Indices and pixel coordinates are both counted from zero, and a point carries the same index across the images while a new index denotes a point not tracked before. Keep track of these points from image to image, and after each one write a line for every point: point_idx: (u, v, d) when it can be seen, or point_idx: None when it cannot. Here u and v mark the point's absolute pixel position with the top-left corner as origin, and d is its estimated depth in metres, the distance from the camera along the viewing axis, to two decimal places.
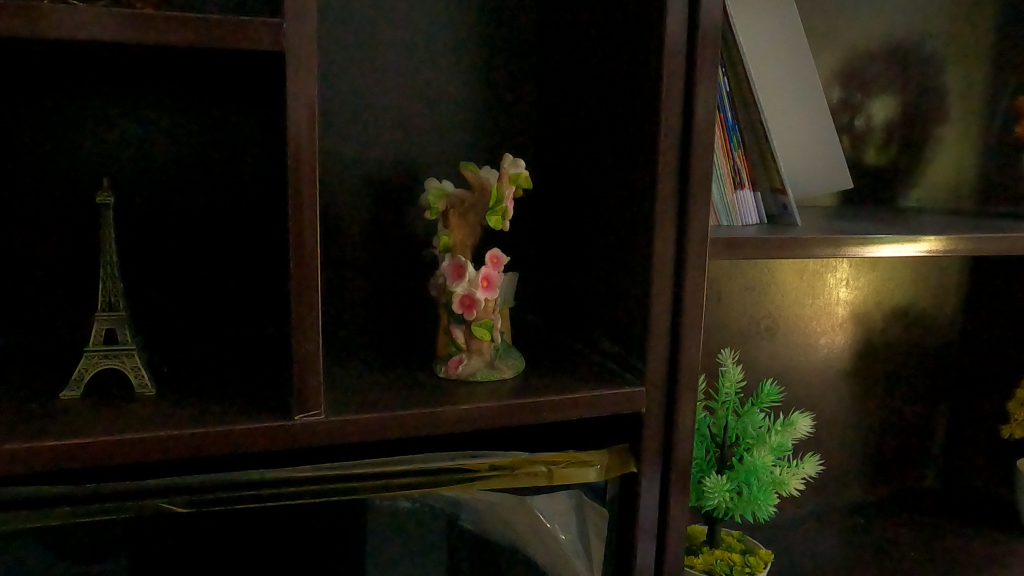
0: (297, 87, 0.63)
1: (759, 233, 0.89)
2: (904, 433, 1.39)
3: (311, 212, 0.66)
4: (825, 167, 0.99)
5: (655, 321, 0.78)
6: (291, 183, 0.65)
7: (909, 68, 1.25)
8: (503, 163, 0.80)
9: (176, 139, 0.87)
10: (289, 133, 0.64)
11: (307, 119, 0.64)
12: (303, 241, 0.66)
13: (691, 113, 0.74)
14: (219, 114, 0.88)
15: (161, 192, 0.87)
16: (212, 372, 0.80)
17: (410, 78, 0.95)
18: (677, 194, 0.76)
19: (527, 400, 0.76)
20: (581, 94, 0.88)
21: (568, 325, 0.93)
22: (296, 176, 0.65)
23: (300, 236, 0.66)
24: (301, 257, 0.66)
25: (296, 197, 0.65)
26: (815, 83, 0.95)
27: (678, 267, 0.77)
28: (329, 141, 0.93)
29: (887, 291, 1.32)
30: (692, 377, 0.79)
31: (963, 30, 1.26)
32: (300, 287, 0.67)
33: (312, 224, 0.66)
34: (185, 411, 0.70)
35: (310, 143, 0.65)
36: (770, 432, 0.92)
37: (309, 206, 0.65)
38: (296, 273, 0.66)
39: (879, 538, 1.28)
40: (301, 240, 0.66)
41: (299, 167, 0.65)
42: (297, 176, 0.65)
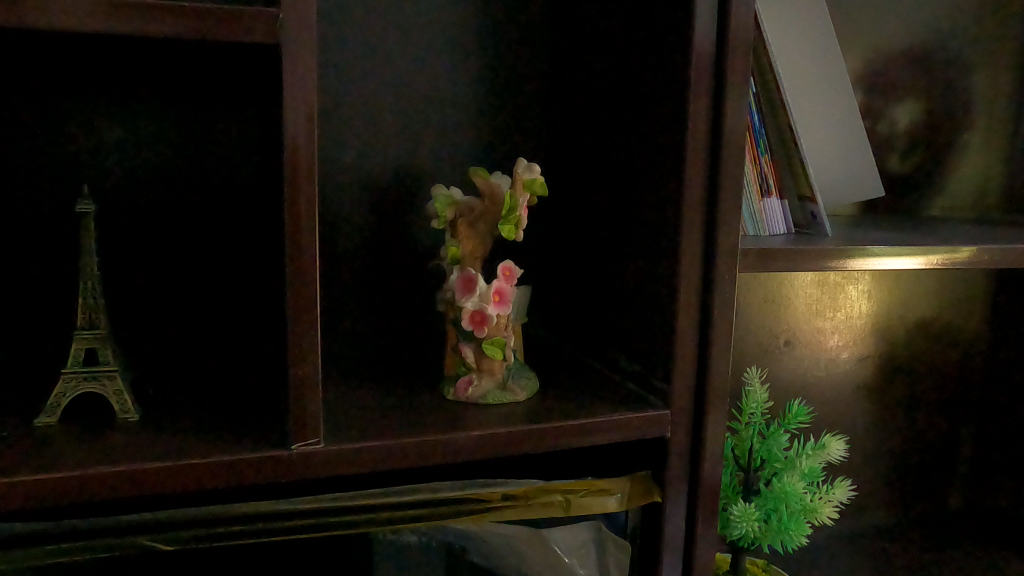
0: (294, 86, 0.58)
1: (786, 243, 0.83)
2: (928, 453, 1.34)
3: (309, 221, 0.60)
4: (856, 173, 0.94)
5: (681, 339, 0.72)
6: (288, 190, 0.59)
7: (933, 73, 1.20)
8: (516, 168, 0.74)
9: (163, 144, 0.81)
10: (286, 136, 0.58)
11: (306, 121, 0.58)
12: (301, 254, 0.60)
13: (720, 114, 0.68)
14: (211, 117, 0.83)
15: (149, 200, 0.82)
16: (203, 395, 0.74)
17: (413, 79, 0.90)
18: (705, 202, 0.70)
19: (544, 426, 0.70)
20: (597, 97, 0.83)
21: (584, 342, 0.87)
22: (293, 183, 0.59)
23: (298, 248, 0.60)
24: (299, 270, 0.60)
25: (294, 206, 0.59)
26: (845, 86, 0.90)
27: (706, 281, 0.71)
28: (329, 148, 0.88)
29: (911, 304, 1.26)
30: (721, 399, 0.73)
31: (989, 33, 1.21)
32: (298, 304, 0.61)
33: (311, 236, 0.60)
34: (172, 440, 0.64)
35: (308, 145, 0.59)
36: (800, 455, 0.86)
37: (308, 214, 0.60)
38: (293, 288, 0.60)
39: (906, 563, 1.22)
40: (298, 253, 0.60)
41: (296, 172, 0.59)
42: (295, 183, 0.59)
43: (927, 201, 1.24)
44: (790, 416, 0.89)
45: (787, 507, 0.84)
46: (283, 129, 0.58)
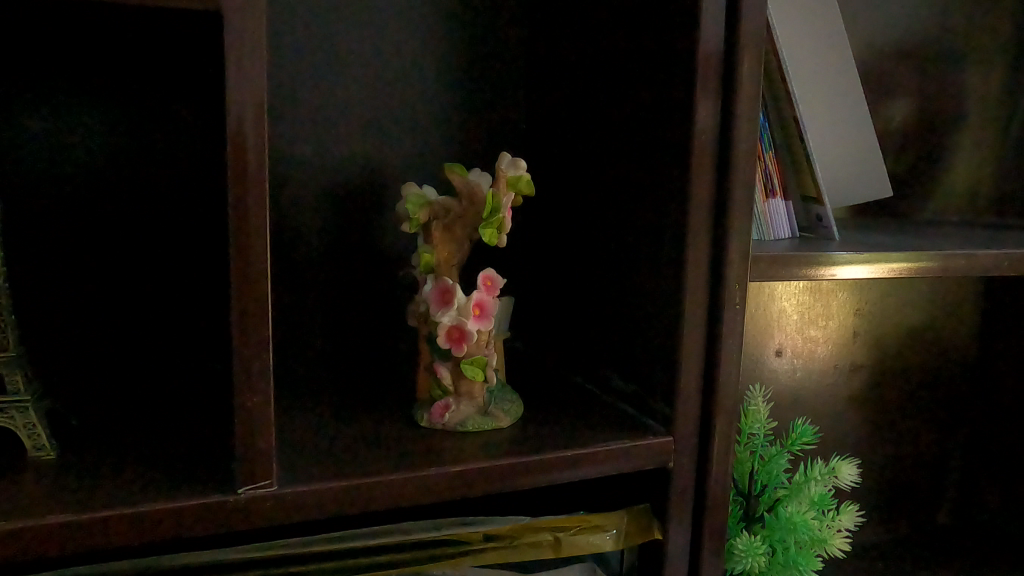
0: (238, 65, 0.48)
1: (792, 248, 0.76)
2: (921, 466, 1.27)
3: (258, 222, 0.50)
4: (861, 172, 0.87)
5: (685, 358, 0.64)
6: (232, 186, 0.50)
7: (934, 67, 1.13)
8: (499, 163, 0.65)
9: (91, 137, 0.71)
10: (229, 125, 0.49)
11: (253, 107, 0.49)
12: (249, 265, 0.51)
13: (730, 104, 0.61)
14: (146, 106, 0.72)
15: (76, 200, 0.71)
16: (136, 426, 0.64)
17: (379, 65, 0.80)
18: (712, 203, 0.62)
19: (532, 457, 0.61)
20: (584, 87, 0.74)
21: (573, 359, 0.78)
22: (237, 177, 0.49)
23: (245, 259, 0.50)
24: (247, 282, 0.51)
25: (241, 208, 0.50)
26: (853, 77, 0.83)
27: (714, 292, 0.63)
28: (285, 142, 0.78)
29: (905, 311, 1.20)
30: (729, 424, 0.65)
31: (990, 27, 1.14)
32: (244, 323, 0.51)
33: (261, 244, 0.51)
34: (94, 484, 0.54)
35: (257, 131, 0.49)
36: (807, 481, 0.78)
37: (257, 215, 0.50)
38: (239, 302, 0.51)
39: None
40: (246, 263, 0.51)
41: (243, 165, 0.49)
42: (241, 180, 0.49)
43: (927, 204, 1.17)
44: (795, 437, 0.82)
45: (795, 538, 0.76)
46: (226, 113, 0.49)
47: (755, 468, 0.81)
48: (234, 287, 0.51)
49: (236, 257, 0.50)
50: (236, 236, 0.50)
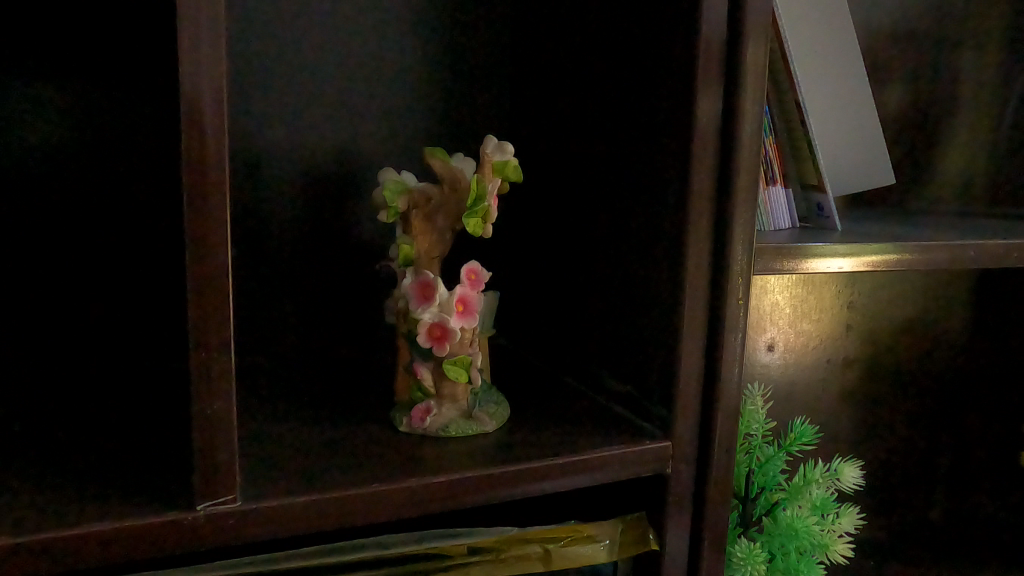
0: (190, 35, 0.43)
1: (793, 238, 0.72)
2: (912, 461, 1.24)
3: (217, 205, 0.45)
4: (863, 159, 0.84)
5: (683, 357, 0.60)
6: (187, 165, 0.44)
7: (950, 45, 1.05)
8: (484, 147, 0.60)
9: (36, 118, 0.66)
10: (182, 103, 0.43)
11: (209, 83, 0.44)
12: (206, 254, 0.45)
13: (733, 83, 0.56)
14: (98, 85, 0.67)
15: (23, 187, 0.66)
16: (87, 433, 0.58)
17: (353, 42, 0.75)
18: (714, 191, 0.58)
19: (519, 465, 0.56)
20: (574, 67, 0.69)
21: (563, 356, 0.74)
22: (193, 155, 0.44)
23: (202, 252, 0.45)
24: (205, 274, 0.45)
25: (197, 196, 0.44)
26: (855, 59, 0.81)
27: (715, 288, 0.59)
28: (251, 125, 0.72)
29: (899, 303, 1.16)
30: (731, 427, 0.61)
31: (1011, 1, 1.07)
32: (201, 325, 0.46)
33: (221, 237, 0.45)
34: (36, 500, 0.48)
35: (213, 102, 0.44)
36: (809, 484, 0.74)
37: (214, 196, 0.45)
38: (196, 296, 0.45)
39: None
40: (203, 256, 0.45)
41: (199, 141, 0.44)
42: (196, 165, 0.44)
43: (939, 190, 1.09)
44: (795, 438, 0.78)
45: (796, 545, 0.72)
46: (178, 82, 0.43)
47: (754, 470, 0.77)
48: (189, 285, 0.45)
49: (191, 251, 0.45)
50: (191, 227, 0.45)
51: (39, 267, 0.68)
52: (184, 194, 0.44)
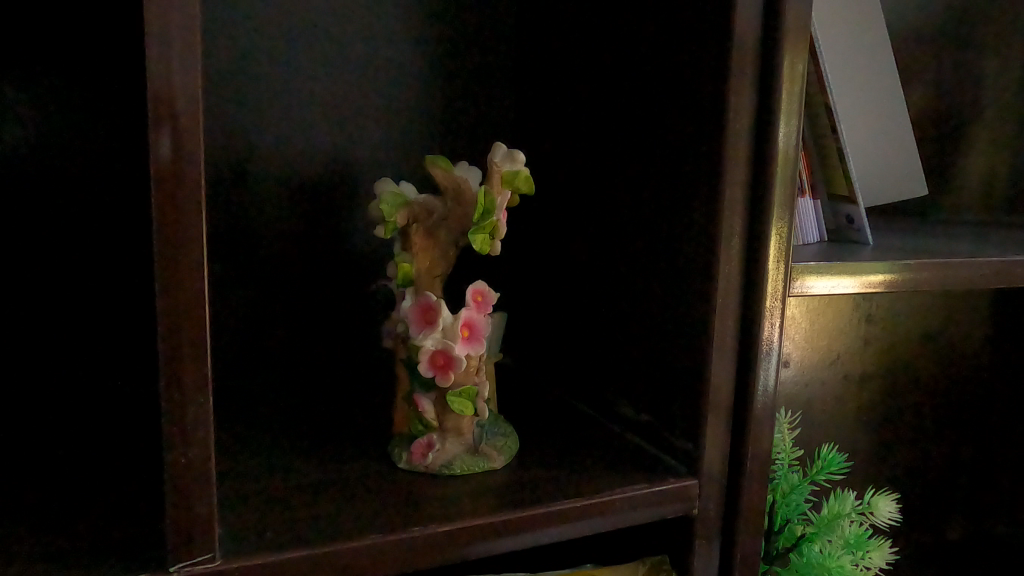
0: (157, 32, 0.37)
1: (823, 253, 0.66)
2: (930, 479, 1.19)
3: (192, 215, 0.39)
4: (895, 166, 0.79)
5: (712, 387, 0.54)
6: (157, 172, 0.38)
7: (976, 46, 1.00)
8: (492, 156, 0.54)
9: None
10: (149, 112, 0.37)
11: (179, 87, 0.38)
12: (180, 271, 0.39)
13: (769, 87, 0.51)
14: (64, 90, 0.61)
15: None
16: (51, 477, 0.53)
17: (347, 41, 0.69)
18: (747, 205, 0.52)
19: (532, 510, 0.51)
20: (585, 71, 0.64)
21: (575, 381, 0.68)
22: (164, 161, 0.38)
23: (174, 281, 0.39)
24: (178, 296, 0.40)
25: (168, 217, 0.39)
26: (887, 61, 0.77)
27: (746, 312, 0.54)
28: (236, 131, 0.67)
29: (918, 318, 1.11)
30: (764, 463, 0.56)
31: None
32: (174, 363, 0.40)
33: (196, 263, 0.40)
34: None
35: (188, 100, 0.38)
36: (839, 519, 0.69)
37: (190, 206, 0.39)
38: (167, 318, 0.40)
39: None
40: (176, 275, 0.39)
41: (172, 146, 0.38)
42: (168, 182, 0.38)
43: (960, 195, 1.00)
44: (822, 467, 0.72)
45: None
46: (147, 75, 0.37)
47: (778, 503, 0.72)
48: (160, 318, 0.40)
49: (161, 280, 0.39)
50: (163, 253, 0.39)
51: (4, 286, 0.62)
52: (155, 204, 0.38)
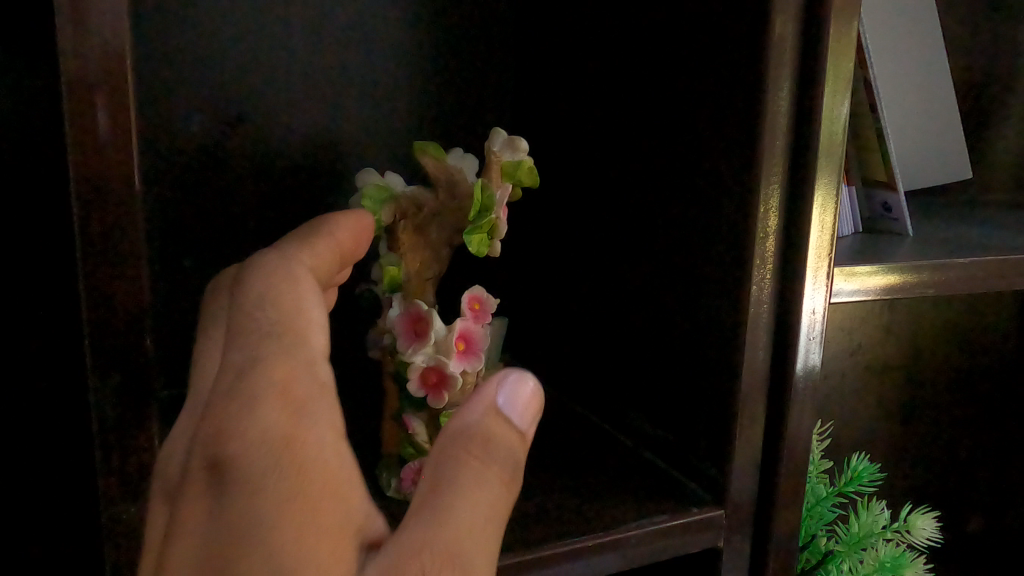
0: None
1: (860, 247, 0.60)
2: (951, 469, 1.12)
3: (123, 215, 0.34)
4: (933, 145, 0.72)
5: (742, 407, 0.48)
6: (80, 164, 0.33)
7: None
8: (489, 144, 0.47)
9: None
10: (66, 99, 0.32)
11: (101, 67, 0.32)
12: (113, 280, 0.34)
13: (811, 70, 0.44)
14: None
15: None
16: None
17: (326, 16, 0.62)
18: (780, 203, 0.46)
19: (540, 552, 0.44)
20: (592, 48, 0.57)
21: (582, 388, 0.62)
22: (89, 152, 0.33)
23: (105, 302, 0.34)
24: (112, 308, 0.34)
25: (99, 226, 0.34)
26: (931, 27, 0.70)
27: (779, 324, 0.47)
28: (196, 112, 0.59)
29: (942, 306, 1.05)
30: (797, 493, 0.50)
31: None
32: (107, 369, 0.35)
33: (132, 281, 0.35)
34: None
35: (119, 78, 0.33)
36: (872, 536, 0.63)
37: (121, 203, 0.34)
38: (98, 332, 0.34)
39: None
40: (107, 282, 0.34)
41: (99, 131, 0.33)
42: (92, 182, 0.33)
43: (999, 176, 0.90)
44: (853, 477, 0.66)
45: None
46: (65, 48, 0.32)
47: (804, 516, 0.66)
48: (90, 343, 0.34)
49: (86, 277, 0.34)
50: (88, 248, 0.34)
51: None
52: (80, 200, 0.33)
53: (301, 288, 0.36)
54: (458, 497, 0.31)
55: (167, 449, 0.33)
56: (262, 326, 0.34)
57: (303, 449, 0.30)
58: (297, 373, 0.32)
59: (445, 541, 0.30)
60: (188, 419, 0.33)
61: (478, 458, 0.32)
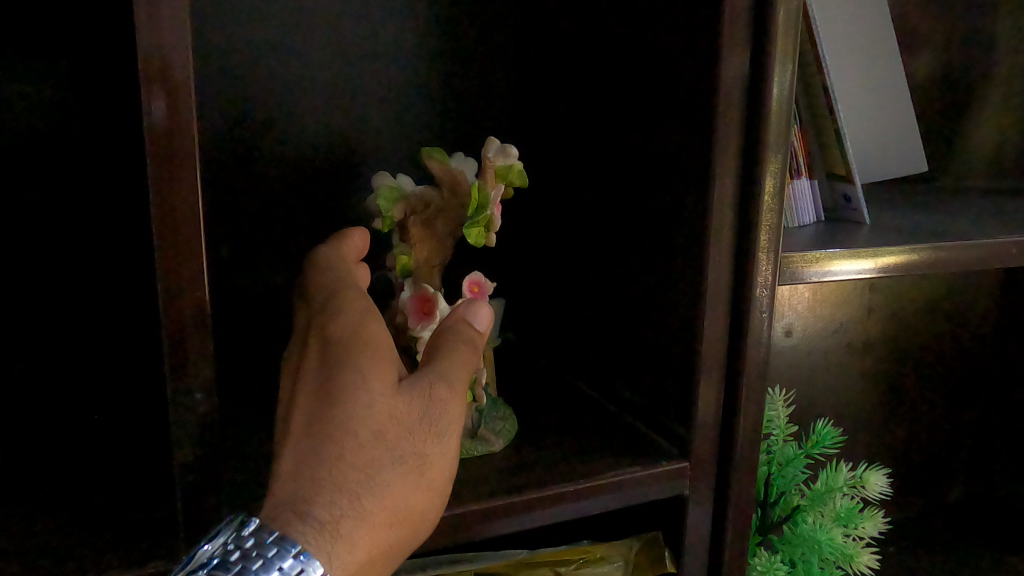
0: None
1: (819, 235, 0.67)
2: (932, 437, 1.19)
3: (189, 184, 0.40)
4: (891, 141, 0.79)
5: (703, 374, 0.56)
6: (153, 143, 0.39)
7: None
8: (485, 150, 0.55)
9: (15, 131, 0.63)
10: (142, 84, 0.39)
11: (167, 56, 0.39)
12: (178, 245, 0.41)
13: (759, 87, 0.51)
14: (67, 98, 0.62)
15: (13, 199, 0.64)
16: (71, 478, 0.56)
17: (343, 32, 0.70)
18: (735, 198, 0.53)
19: (526, 495, 0.52)
20: (577, 58, 0.64)
21: (573, 360, 0.71)
22: (159, 134, 0.39)
23: (174, 261, 0.41)
24: (178, 267, 0.41)
25: (167, 197, 0.40)
26: (887, 34, 0.77)
27: (735, 302, 0.55)
28: (232, 115, 0.68)
29: (922, 287, 1.11)
30: (753, 446, 0.58)
31: None
32: (178, 345, 0.42)
33: (193, 245, 0.41)
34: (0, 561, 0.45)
35: (183, 66, 0.39)
36: (832, 491, 0.71)
37: (188, 175, 0.40)
38: (167, 288, 0.41)
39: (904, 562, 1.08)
40: (174, 244, 0.41)
41: (168, 113, 0.39)
42: (163, 158, 0.40)
43: (971, 162, 0.96)
44: (818, 440, 0.74)
45: (819, 556, 0.68)
46: (141, 39, 0.38)
47: (775, 474, 0.74)
48: (161, 298, 0.41)
49: (160, 249, 0.41)
50: (159, 217, 0.40)
51: (40, 284, 0.66)
52: (153, 172, 0.40)
53: (347, 259, 0.51)
54: (447, 346, 0.46)
55: (285, 357, 0.48)
56: (336, 273, 0.49)
57: (366, 321, 0.45)
58: (357, 292, 0.47)
59: (445, 372, 0.45)
60: (295, 338, 0.48)
61: (456, 336, 0.47)
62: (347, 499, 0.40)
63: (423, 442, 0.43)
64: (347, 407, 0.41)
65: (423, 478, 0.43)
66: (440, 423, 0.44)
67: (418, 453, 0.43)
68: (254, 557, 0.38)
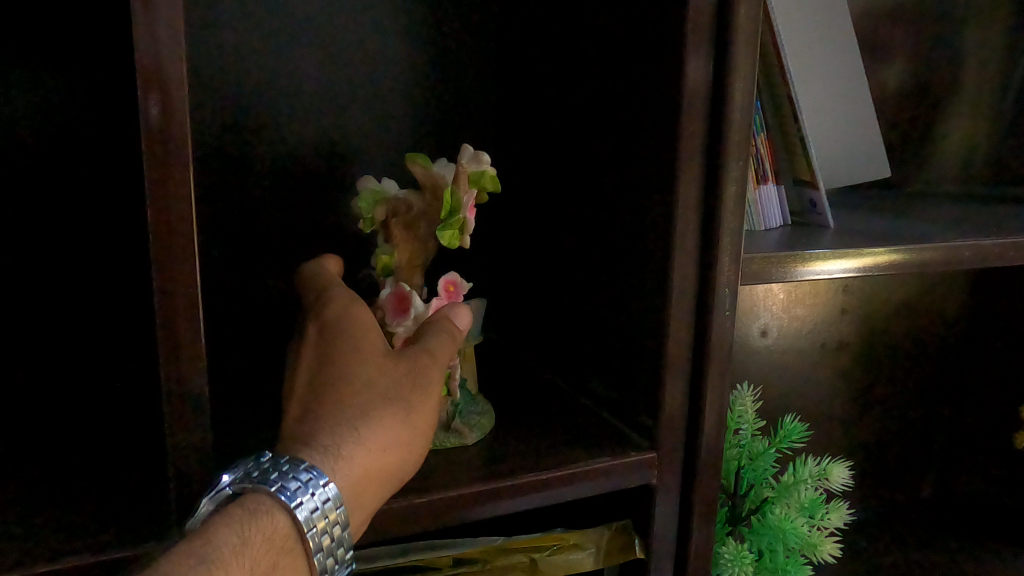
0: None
1: (784, 238, 0.70)
2: (905, 433, 1.22)
3: (182, 175, 0.43)
4: (853, 149, 0.83)
5: (670, 368, 0.59)
6: (148, 136, 0.42)
7: None
8: (460, 157, 0.58)
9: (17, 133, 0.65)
10: (138, 79, 0.41)
11: (162, 52, 0.41)
12: (172, 233, 0.43)
13: (721, 97, 0.54)
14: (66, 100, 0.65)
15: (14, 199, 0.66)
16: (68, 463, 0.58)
17: (332, 40, 0.73)
18: (699, 202, 0.56)
19: (504, 479, 0.55)
20: (555, 67, 0.67)
21: (552, 356, 0.74)
22: (153, 129, 0.42)
23: (168, 249, 0.44)
24: (172, 256, 0.44)
25: (162, 187, 0.43)
26: (851, 45, 0.81)
27: (700, 300, 0.58)
28: (223, 119, 0.70)
29: (895, 288, 1.15)
30: (718, 436, 0.61)
31: None
32: (171, 334, 0.45)
33: (185, 234, 0.44)
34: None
35: (176, 63, 0.42)
36: (797, 483, 0.74)
37: (181, 165, 0.43)
38: (161, 275, 0.44)
39: (877, 552, 1.11)
40: (168, 233, 0.43)
41: (161, 107, 0.42)
42: (158, 150, 0.42)
43: (938, 167, 1.00)
44: (784, 435, 0.78)
45: (784, 545, 0.72)
46: (137, 37, 0.41)
47: (745, 467, 0.77)
48: (156, 284, 0.44)
49: (154, 238, 0.43)
50: (154, 206, 0.43)
51: (39, 280, 0.68)
52: (149, 163, 0.42)
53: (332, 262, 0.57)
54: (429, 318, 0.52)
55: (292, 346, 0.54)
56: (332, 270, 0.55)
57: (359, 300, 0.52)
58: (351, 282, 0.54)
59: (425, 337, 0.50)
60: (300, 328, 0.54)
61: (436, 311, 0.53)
62: (346, 429, 0.46)
63: (409, 390, 0.48)
64: (343, 362, 0.48)
65: (410, 418, 0.48)
66: (423, 376, 0.49)
67: (405, 399, 0.48)
68: (271, 471, 0.44)
